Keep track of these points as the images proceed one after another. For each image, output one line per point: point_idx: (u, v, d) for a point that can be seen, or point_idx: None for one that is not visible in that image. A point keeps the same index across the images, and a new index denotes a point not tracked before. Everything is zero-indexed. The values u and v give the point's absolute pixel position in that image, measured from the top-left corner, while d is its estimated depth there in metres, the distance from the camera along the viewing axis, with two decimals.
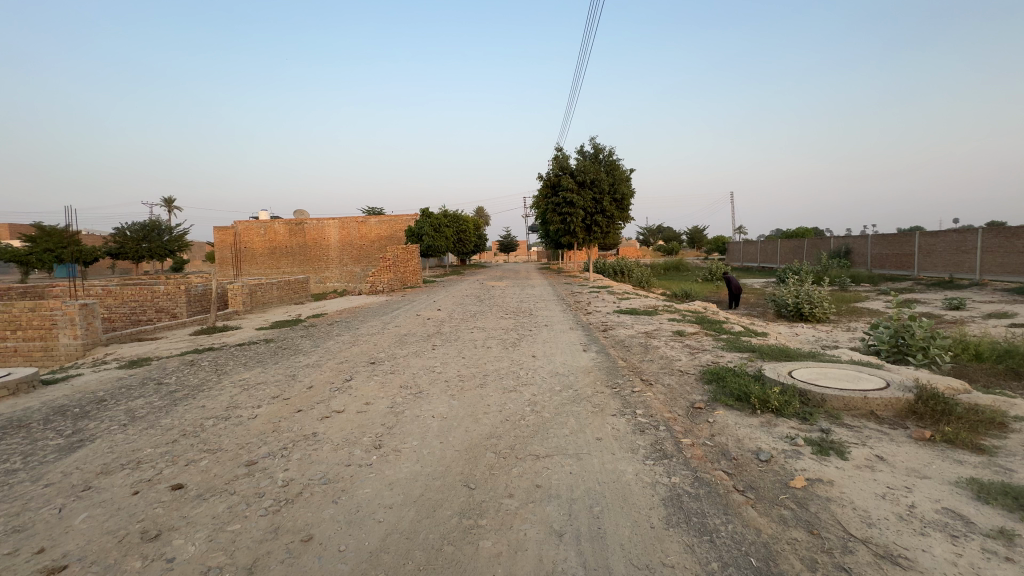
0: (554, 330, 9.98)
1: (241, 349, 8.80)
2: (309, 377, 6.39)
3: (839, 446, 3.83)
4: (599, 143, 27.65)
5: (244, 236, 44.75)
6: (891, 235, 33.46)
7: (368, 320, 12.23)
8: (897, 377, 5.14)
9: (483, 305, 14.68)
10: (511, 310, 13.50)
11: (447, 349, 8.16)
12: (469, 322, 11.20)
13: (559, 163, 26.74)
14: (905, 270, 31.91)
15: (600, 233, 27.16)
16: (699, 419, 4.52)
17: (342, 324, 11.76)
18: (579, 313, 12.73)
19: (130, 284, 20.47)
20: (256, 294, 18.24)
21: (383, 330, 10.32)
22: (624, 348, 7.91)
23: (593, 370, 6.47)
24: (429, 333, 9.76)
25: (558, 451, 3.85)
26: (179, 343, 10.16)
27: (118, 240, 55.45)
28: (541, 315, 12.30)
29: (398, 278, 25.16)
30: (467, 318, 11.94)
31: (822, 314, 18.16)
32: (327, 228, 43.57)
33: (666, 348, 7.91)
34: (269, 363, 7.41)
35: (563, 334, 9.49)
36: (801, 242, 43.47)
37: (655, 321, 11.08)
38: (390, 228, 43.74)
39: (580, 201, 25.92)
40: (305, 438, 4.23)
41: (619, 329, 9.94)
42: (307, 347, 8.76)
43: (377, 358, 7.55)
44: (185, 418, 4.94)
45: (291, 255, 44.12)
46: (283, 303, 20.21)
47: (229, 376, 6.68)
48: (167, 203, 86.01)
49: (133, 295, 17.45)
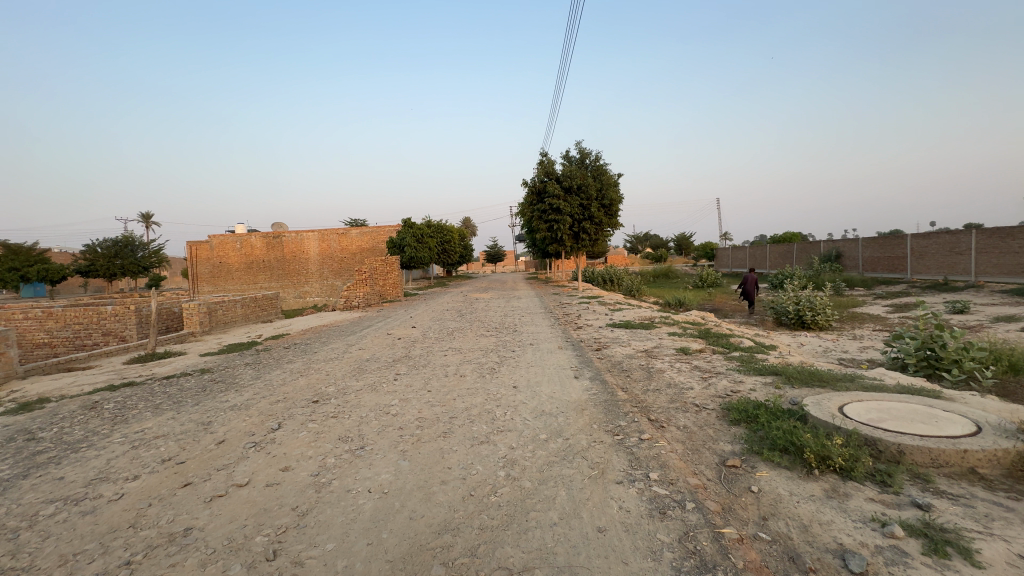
0: (541, 351, 8.67)
1: (166, 384, 7.31)
2: (226, 426, 4.98)
3: (957, 537, 2.58)
4: (586, 148, 26.69)
5: (219, 251, 42.96)
6: (883, 238, 32.92)
7: (331, 342, 10.81)
8: (985, 415, 3.93)
9: (463, 321, 13.34)
10: (493, 326, 12.17)
11: (411, 379, 6.81)
12: (444, 342, 9.86)
13: (545, 168, 25.66)
14: (899, 273, 31.22)
15: (589, 241, 26.11)
16: (738, 488, 3.24)
17: (300, 348, 10.31)
18: (568, 328, 11.46)
19: (81, 305, 18.73)
20: (217, 313, 16.69)
21: (344, 355, 8.93)
22: (623, 374, 6.62)
23: (587, 406, 5.17)
24: (395, 358, 8.40)
25: (543, 563, 2.52)
26: (101, 376, 8.62)
27: (88, 257, 52.86)
28: (526, 332, 10.99)
29: (376, 292, 23.72)
30: (443, 337, 10.61)
31: (825, 321, 17.16)
32: (306, 240, 41.97)
33: (671, 372, 6.64)
34: (187, 405, 5.95)
35: (550, 355, 8.19)
36: (790, 247, 42.89)
37: (653, 336, 9.85)
38: (372, 239, 42.29)
39: (567, 207, 24.82)
40: (168, 543, 2.84)
41: (615, 347, 8.67)
42: (247, 379, 7.32)
43: (322, 394, 6.17)
44: (20, 502, 3.50)
45: (268, 269, 42.35)
46: (248, 321, 18.61)
47: (126, 426, 5.22)
48: (146, 217, 84.32)
49: (78, 316, 15.75)
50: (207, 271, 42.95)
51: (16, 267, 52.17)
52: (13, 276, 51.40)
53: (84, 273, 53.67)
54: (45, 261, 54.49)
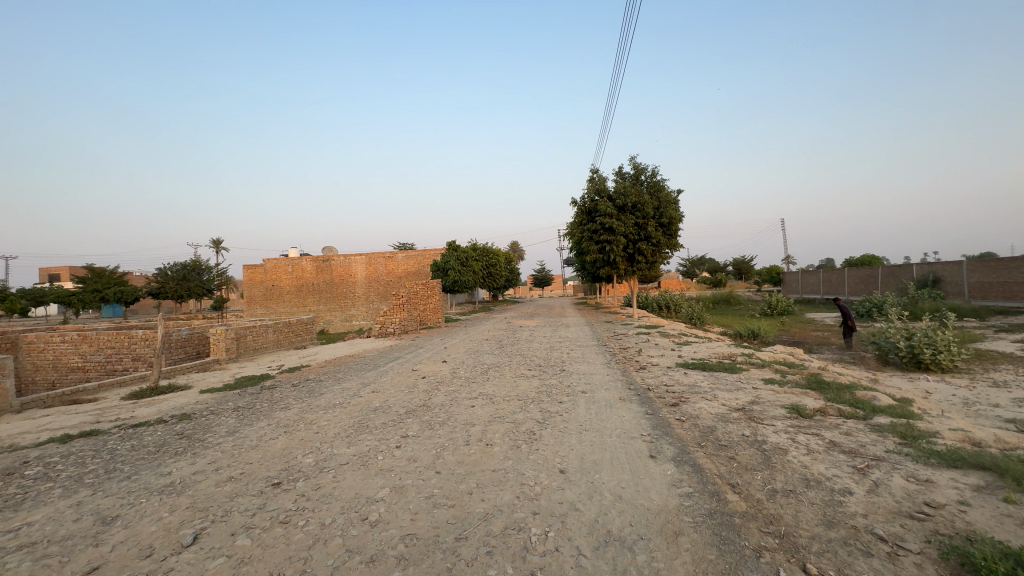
0: (597, 404, 6.59)
1: (125, 437, 5.86)
2: (123, 534, 3.30)
3: None
4: (641, 163, 24.62)
5: (272, 274, 43.81)
6: (996, 261, 28.18)
7: (346, 380, 9.24)
8: None
9: (503, 356, 11.49)
10: (536, 363, 10.17)
11: (419, 446, 4.97)
12: (474, 386, 7.99)
13: (596, 186, 23.78)
14: (1019, 301, 26.31)
15: (645, 263, 23.79)
16: None
17: (309, 386, 8.80)
18: (629, 369, 9.32)
19: (122, 328, 18.58)
20: (246, 339, 15.84)
21: (351, 400, 7.27)
22: (725, 454, 4.46)
23: (685, 531, 3.08)
24: (409, 409, 6.61)
25: None
26: (79, 418, 7.40)
27: (159, 280, 55.92)
28: (576, 373, 8.92)
29: (414, 317, 22.45)
30: (476, 377, 8.78)
31: (948, 362, 13.85)
32: (354, 264, 42.19)
33: (800, 455, 4.40)
34: (116, 479, 4.38)
35: (610, 412, 6.11)
36: (874, 271, 38.17)
37: (745, 386, 7.52)
38: (418, 263, 42.03)
39: (620, 226, 22.70)
40: None
41: (698, 403, 6.44)
42: (219, 435, 5.73)
43: (294, 469, 4.44)
44: None
45: (317, 292, 42.75)
46: (279, 348, 17.71)
47: (9, 517, 3.68)
48: (216, 244, 90.52)
49: (111, 341, 15.32)
50: (260, 294, 43.85)
51: (97, 289, 56.34)
52: (94, 298, 55.45)
53: (155, 295, 57.17)
54: (122, 284, 58.43)
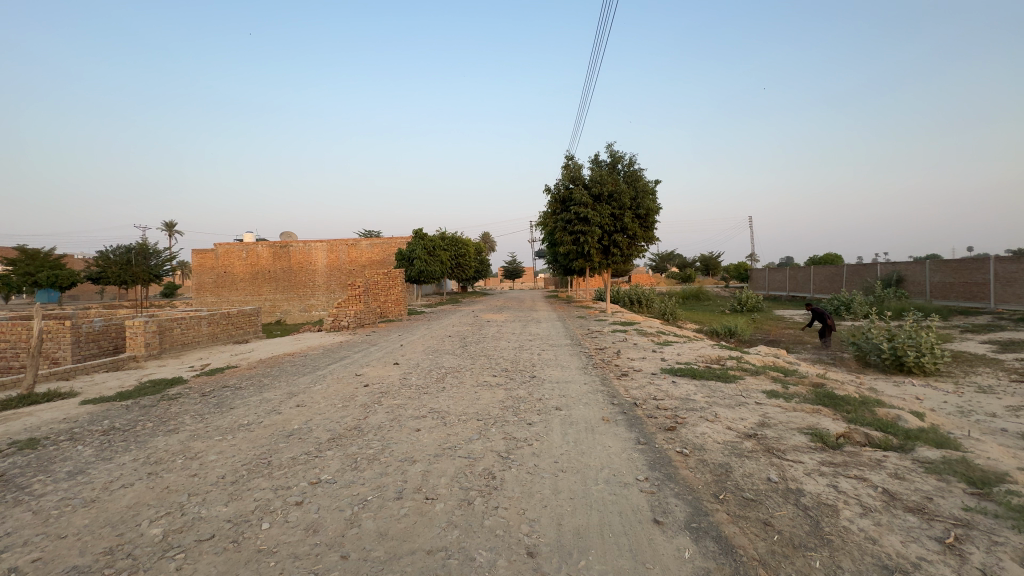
0: (576, 428, 5.25)
1: None
2: None
3: None
4: (619, 151, 23.48)
5: (224, 260, 40.73)
6: (957, 261, 28.62)
7: (270, 387, 7.57)
8: None
9: (465, 356, 10.07)
10: (502, 367, 8.77)
11: (330, 503, 3.50)
12: (424, 399, 6.49)
13: (572, 173, 22.54)
14: (979, 302, 26.70)
15: (620, 256, 22.76)
16: None
17: (222, 395, 7.12)
18: (610, 375, 8.07)
19: (28, 318, 16.07)
20: (173, 332, 13.88)
21: (265, 420, 5.68)
22: (757, 519, 3.19)
23: None
24: (334, 434, 5.08)
25: None
26: None
27: (100, 264, 51.67)
28: (549, 381, 7.55)
29: (373, 310, 20.75)
30: (430, 386, 7.32)
31: (931, 365, 13.30)
32: (314, 251, 39.78)
33: (859, 519, 3.17)
34: None
35: (594, 441, 4.80)
36: (839, 269, 38.58)
37: (748, 401, 6.35)
38: (383, 251, 40.08)
39: (596, 216, 21.56)
40: None
41: (700, 426, 5.21)
42: (53, 478, 4.06)
43: (122, 552, 2.88)
44: None
45: (273, 280, 40.07)
46: (215, 342, 15.70)
47: None
48: (167, 227, 85.16)
49: (6, 333, 13.03)
50: (211, 281, 40.70)
51: (29, 272, 51.51)
52: (24, 281, 50.61)
53: (95, 279, 52.82)
54: (58, 267, 53.73)
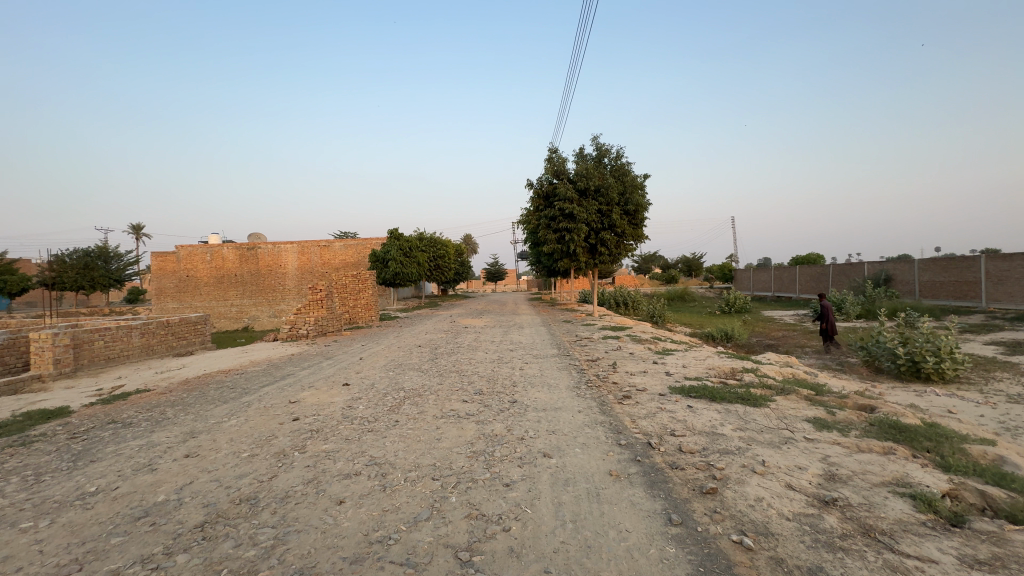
0: (576, 492, 3.61)
1: None
2: None
3: None
4: (605, 144, 22.07)
5: (186, 264, 38.05)
6: (946, 260, 27.93)
7: (168, 424, 5.74)
8: None
9: (433, 373, 8.36)
10: (476, 388, 7.08)
11: None
12: (365, 444, 4.75)
13: (556, 167, 21.05)
14: (970, 301, 25.94)
15: (607, 255, 21.31)
16: None
17: (96, 439, 5.29)
18: (610, 399, 6.43)
19: None
20: (93, 346, 11.84)
21: (121, 487, 3.87)
22: None
23: None
24: (211, 514, 3.34)
25: None
26: None
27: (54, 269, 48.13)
28: (535, 410, 5.90)
29: (339, 316, 18.84)
30: (378, 420, 5.57)
31: (950, 371, 12.05)
32: (284, 253, 37.45)
33: None
34: None
35: (603, 520, 3.16)
36: (825, 268, 37.93)
37: (795, 438, 4.82)
38: (358, 253, 37.97)
39: (581, 213, 20.08)
40: None
41: (751, 486, 3.64)
42: None
43: None
44: None
45: (240, 284, 37.60)
46: (150, 356, 13.63)
47: None
48: (133, 228, 81.12)
49: None
50: (172, 286, 37.96)
51: None
52: None
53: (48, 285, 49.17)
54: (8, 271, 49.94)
